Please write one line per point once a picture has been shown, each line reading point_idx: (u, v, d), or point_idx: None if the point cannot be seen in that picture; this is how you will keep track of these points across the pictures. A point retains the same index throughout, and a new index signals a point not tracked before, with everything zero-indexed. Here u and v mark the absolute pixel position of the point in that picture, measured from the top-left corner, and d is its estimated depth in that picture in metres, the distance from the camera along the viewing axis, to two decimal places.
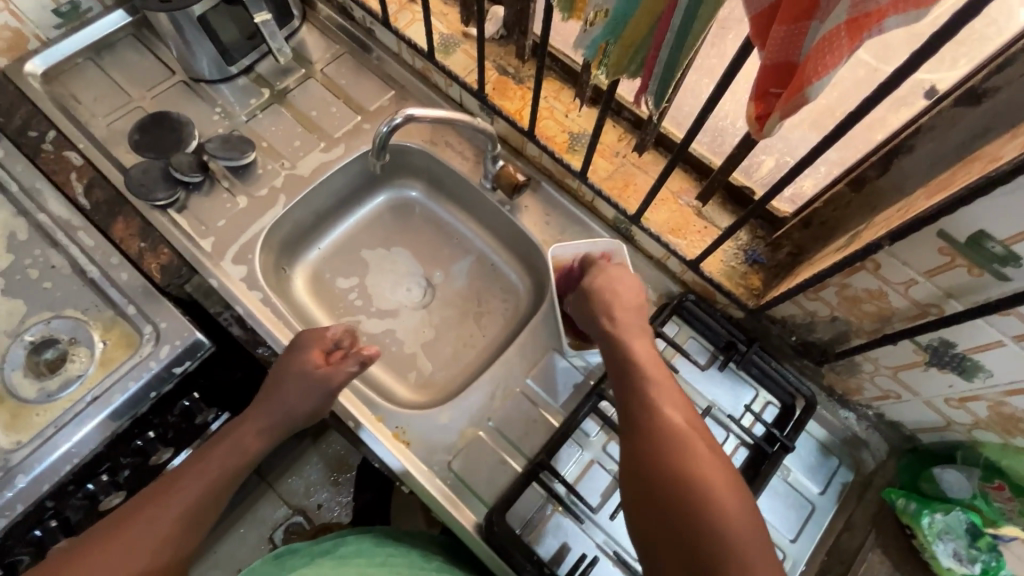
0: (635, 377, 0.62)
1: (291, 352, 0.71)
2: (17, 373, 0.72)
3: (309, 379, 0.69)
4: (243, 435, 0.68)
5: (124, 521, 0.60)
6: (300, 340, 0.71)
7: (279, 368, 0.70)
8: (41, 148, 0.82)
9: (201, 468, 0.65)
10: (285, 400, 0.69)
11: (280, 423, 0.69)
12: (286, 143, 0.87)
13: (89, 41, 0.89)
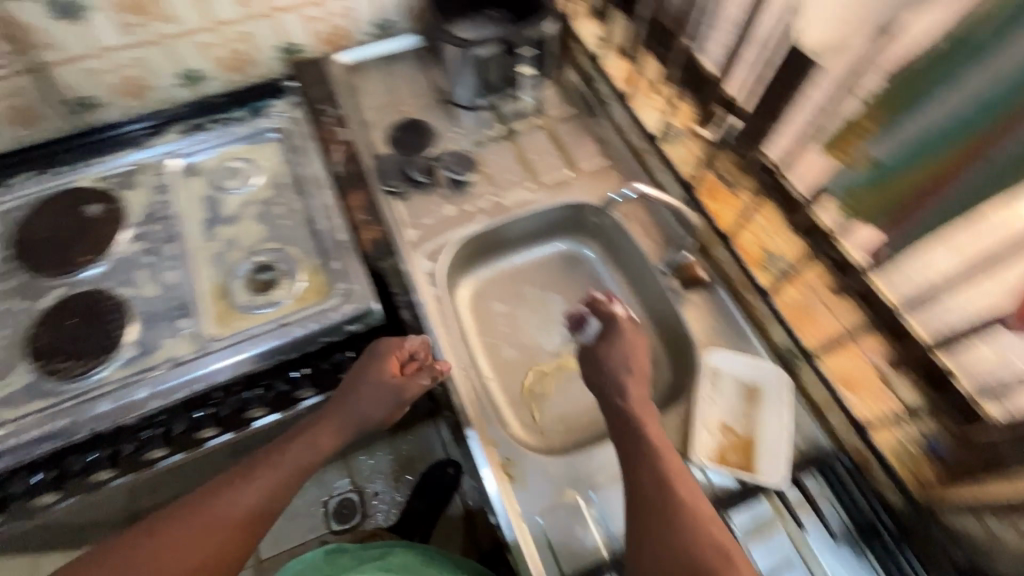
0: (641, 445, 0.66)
1: (369, 359, 0.78)
2: (237, 282, 0.86)
3: (384, 389, 0.76)
4: (319, 432, 0.75)
5: (211, 495, 0.68)
6: (379, 348, 0.78)
7: (356, 374, 0.78)
8: (323, 120, 1.00)
9: (278, 458, 0.72)
10: (357, 406, 0.76)
11: (352, 425, 0.76)
12: (502, 174, 0.97)
13: (385, 51, 1.10)
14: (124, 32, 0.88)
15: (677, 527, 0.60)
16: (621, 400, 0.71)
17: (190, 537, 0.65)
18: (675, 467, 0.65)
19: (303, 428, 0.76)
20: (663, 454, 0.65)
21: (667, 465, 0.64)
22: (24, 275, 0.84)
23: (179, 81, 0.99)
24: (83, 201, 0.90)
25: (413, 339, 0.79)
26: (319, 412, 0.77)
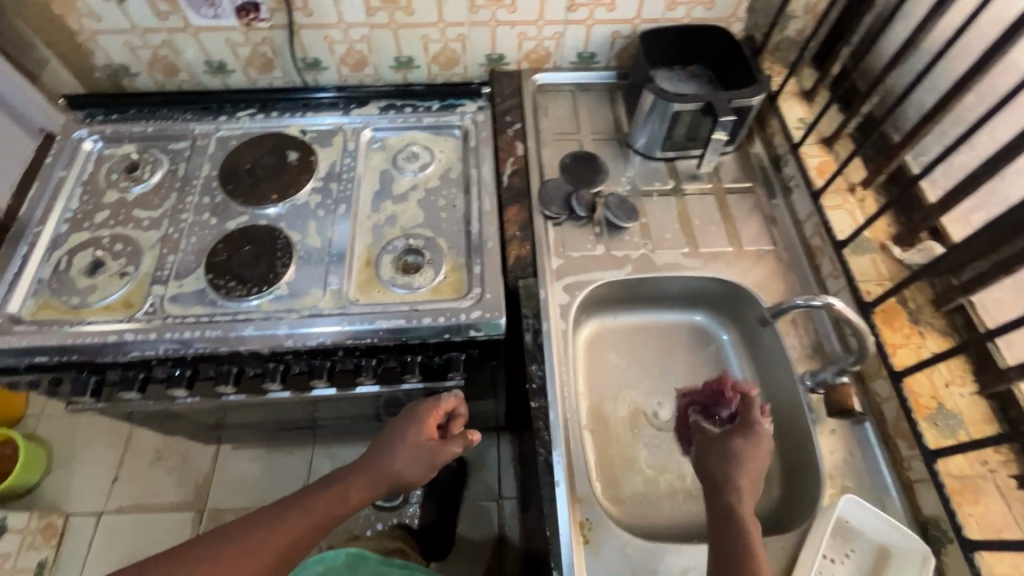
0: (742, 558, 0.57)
1: (409, 422, 0.82)
2: (387, 257, 0.92)
3: (421, 455, 0.80)
4: (350, 486, 0.76)
5: (240, 529, 0.69)
6: (419, 409, 0.83)
7: (394, 433, 0.81)
8: (505, 131, 1.03)
9: (308, 505, 0.73)
10: (391, 463, 0.78)
11: (383, 482, 0.78)
12: (661, 230, 0.94)
13: (578, 80, 1.12)
14: (367, 12, 0.98)
15: None
16: (734, 501, 0.63)
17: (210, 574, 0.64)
18: None
19: (333, 480, 0.77)
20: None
21: None
22: (222, 196, 0.96)
23: (393, 64, 1.08)
24: (285, 146, 1.01)
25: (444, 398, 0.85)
26: (352, 466, 0.79)
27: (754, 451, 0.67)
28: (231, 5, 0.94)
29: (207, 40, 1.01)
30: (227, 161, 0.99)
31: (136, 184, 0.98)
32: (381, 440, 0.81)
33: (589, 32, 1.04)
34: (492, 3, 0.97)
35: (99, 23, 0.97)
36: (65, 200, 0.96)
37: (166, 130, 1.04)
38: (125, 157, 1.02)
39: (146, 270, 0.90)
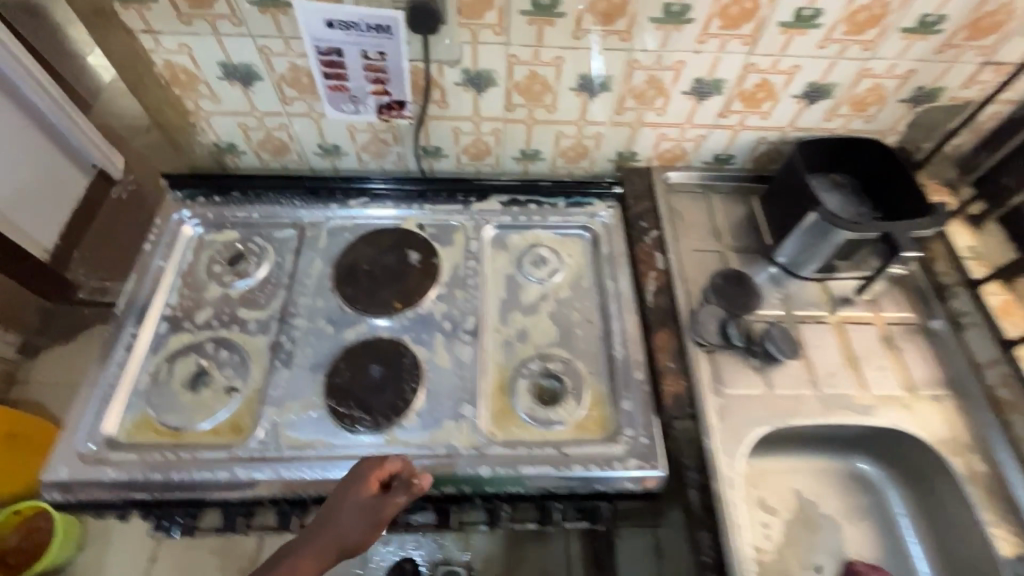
0: None
1: (347, 487, 0.66)
2: (523, 383, 0.82)
3: (360, 521, 0.63)
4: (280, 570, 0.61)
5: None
6: (358, 471, 0.67)
7: (330, 503, 0.65)
8: (642, 239, 0.95)
9: None
10: (326, 535, 0.63)
11: (321, 560, 0.62)
12: (823, 365, 0.85)
13: (710, 180, 1.04)
14: (505, 107, 0.90)
15: None
16: None
17: None
18: None
19: (265, 568, 0.62)
20: None
21: None
22: (338, 301, 0.87)
23: (518, 156, 1.00)
24: (405, 244, 0.92)
25: (390, 459, 0.68)
26: (284, 549, 0.63)
27: None
28: (376, 102, 0.87)
29: (328, 125, 0.93)
30: (342, 259, 0.91)
31: (240, 278, 0.90)
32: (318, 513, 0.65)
33: (733, 136, 0.97)
34: (641, 105, 0.90)
35: (217, 104, 0.89)
36: (164, 295, 0.88)
37: (272, 217, 0.97)
38: (228, 245, 0.94)
39: (255, 385, 0.80)
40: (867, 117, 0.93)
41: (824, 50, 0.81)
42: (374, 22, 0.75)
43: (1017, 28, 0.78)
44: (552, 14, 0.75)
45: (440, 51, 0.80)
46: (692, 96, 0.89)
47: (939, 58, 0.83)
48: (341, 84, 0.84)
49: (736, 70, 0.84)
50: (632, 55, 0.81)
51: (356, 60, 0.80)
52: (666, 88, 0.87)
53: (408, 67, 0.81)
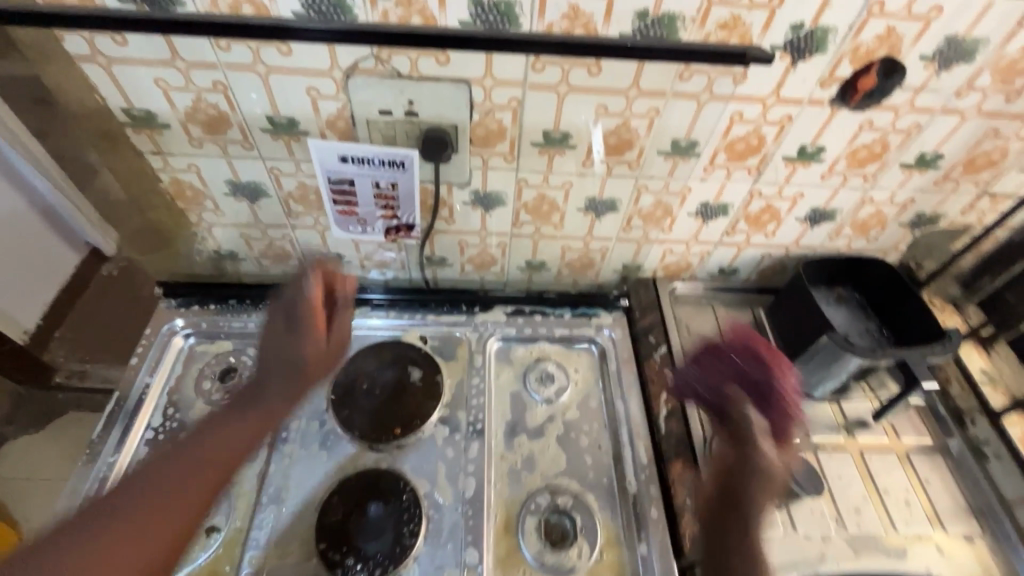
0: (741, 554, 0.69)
1: (283, 316, 0.76)
2: (531, 521, 0.76)
3: (314, 353, 0.75)
4: (254, 413, 0.70)
5: (100, 521, 0.58)
6: (287, 295, 0.77)
7: (271, 333, 0.76)
8: (651, 355, 0.92)
9: (218, 436, 0.67)
10: (281, 371, 0.73)
11: (297, 381, 0.74)
12: (847, 501, 0.81)
13: (715, 291, 1.04)
14: (513, 224, 0.90)
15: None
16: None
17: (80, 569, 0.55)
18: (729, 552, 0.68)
19: (244, 399, 0.71)
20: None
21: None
22: (335, 424, 0.82)
23: (523, 267, 0.99)
24: (407, 360, 0.89)
25: (304, 280, 0.78)
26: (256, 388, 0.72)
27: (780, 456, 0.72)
28: (384, 225, 0.87)
29: (333, 237, 0.92)
30: (340, 375, 0.87)
31: (230, 396, 0.85)
32: (262, 346, 0.76)
33: (738, 252, 0.97)
34: (648, 224, 0.90)
35: (220, 217, 0.88)
36: (147, 417, 0.83)
37: None
38: (220, 358, 0.90)
39: (237, 524, 0.74)
40: (869, 238, 0.94)
41: (827, 180, 0.82)
42: (387, 157, 0.75)
43: (1011, 166, 0.81)
44: (563, 146, 0.76)
45: (451, 175, 0.80)
46: (698, 217, 0.89)
47: (938, 189, 0.85)
48: (350, 209, 0.84)
49: (741, 195, 0.85)
50: (640, 181, 0.82)
51: (367, 188, 0.80)
52: (673, 209, 0.88)
53: (418, 191, 0.81)
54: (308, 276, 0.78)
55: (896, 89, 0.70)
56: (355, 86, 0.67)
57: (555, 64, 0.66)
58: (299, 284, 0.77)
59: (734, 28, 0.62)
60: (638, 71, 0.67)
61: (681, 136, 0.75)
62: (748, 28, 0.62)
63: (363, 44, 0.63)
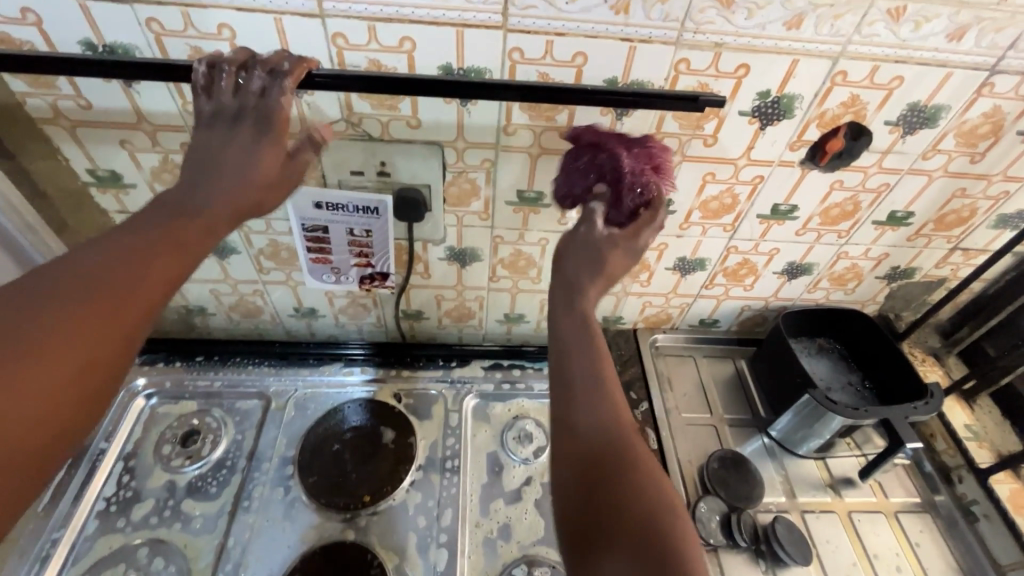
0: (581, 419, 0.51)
1: (251, 121, 0.55)
2: None
3: (271, 175, 0.56)
4: (234, 174, 0.54)
5: (50, 290, 0.42)
6: (257, 107, 0.55)
7: (209, 130, 0.55)
8: (632, 412, 0.90)
9: (237, 162, 0.54)
10: (222, 186, 0.53)
11: (233, 190, 0.54)
12: (836, 569, 0.78)
13: (697, 341, 1.03)
14: (489, 278, 0.89)
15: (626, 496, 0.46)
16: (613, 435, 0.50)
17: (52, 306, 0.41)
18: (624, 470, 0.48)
19: (243, 105, 0.55)
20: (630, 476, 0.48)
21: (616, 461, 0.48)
22: (301, 491, 0.78)
23: (502, 320, 0.97)
24: (381, 421, 0.86)
25: (286, 91, 0.54)
26: (211, 154, 0.54)
27: (620, 253, 0.61)
28: (358, 273, 0.84)
29: (306, 292, 0.90)
30: (309, 437, 0.83)
31: (192, 461, 0.81)
32: (185, 165, 0.55)
33: (718, 304, 0.97)
34: (626, 278, 0.90)
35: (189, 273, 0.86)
36: (99, 485, 0.78)
37: (237, 385, 0.90)
38: (182, 420, 0.86)
39: None
40: (846, 290, 0.94)
41: (801, 236, 0.83)
42: (362, 204, 0.73)
43: (980, 223, 0.82)
44: (537, 205, 0.76)
45: (425, 233, 0.79)
46: (676, 271, 0.89)
47: (911, 244, 0.85)
48: (324, 256, 0.81)
49: (718, 250, 0.85)
50: None
51: (342, 236, 0.78)
52: (650, 264, 0.87)
53: (392, 246, 0.80)
54: (287, 62, 0.55)
55: (863, 152, 0.70)
56: (326, 147, 0.67)
57: (527, 128, 0.66)
58: (264, 92, 0.55)
59: None
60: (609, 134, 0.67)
61: None
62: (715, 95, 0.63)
63: (352, 89, 0.57)
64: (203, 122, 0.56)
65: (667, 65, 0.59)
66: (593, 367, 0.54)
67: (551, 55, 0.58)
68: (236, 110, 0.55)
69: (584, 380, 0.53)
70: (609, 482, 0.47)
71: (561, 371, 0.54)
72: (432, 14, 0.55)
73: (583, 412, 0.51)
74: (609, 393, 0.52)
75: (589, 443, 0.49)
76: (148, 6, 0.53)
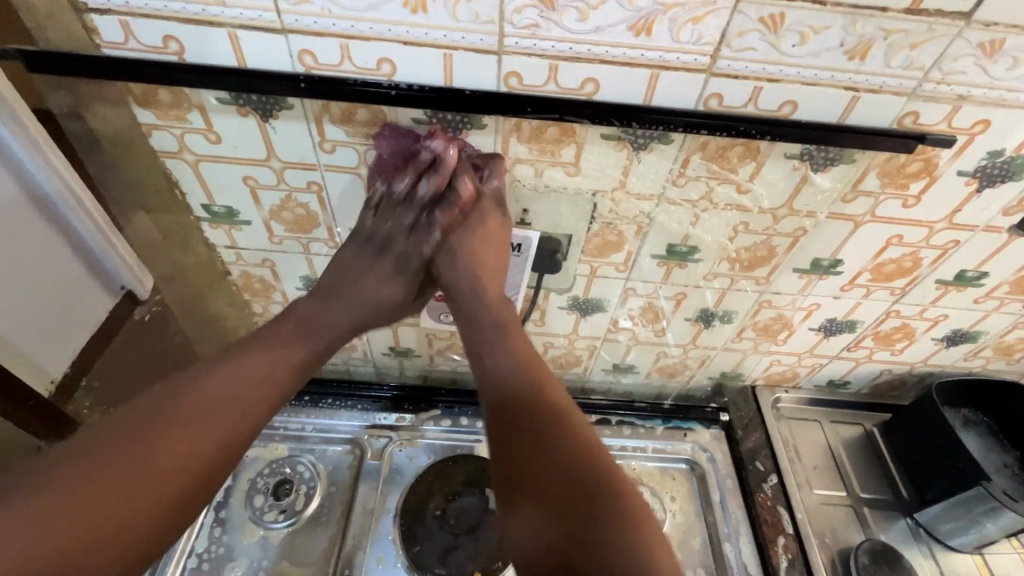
0: (499, 349, 0.58)
1: (392, 259, 0.63)
2: None
3: (390, 303, 0.65)
4: (353, 298, 0.63)
5: (189, 406, 0.52)
6: (402, 247, 0.63)
7: (354, 247, 0.63)
8: (761, 487, 0.81)
9: (356, 285, 0.63)
10: (340, 315, 0.62)
11: (360, 317, 0.64)
12: None
13: (824, 403, 0.92)
14: (608, 330, 0.79)
15: (562, 448, 0.51)
16: (534, 397, 0.54)
17: (189, 413, 0.51)
18: (552, 418, 0.53)
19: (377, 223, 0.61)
20: (561, 425, 0.52)
21: (542, 399, 0.54)
22: (404, 562, 0.72)
23: (610, 371, 0.87)
24: (485, 482, 0.79)
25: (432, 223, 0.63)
26: (340, 272, 0.63)
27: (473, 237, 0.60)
28: None
29: (406, 333, 0.82)
30: (409, 498, 0.77)
31: (285, 516, 0.75)
32: (326, 276, 0.64)
33: (856, 366, 0.86)
34: (761, 337, 0.80)
35: None
36: (190, 539, 0.72)
37: (328, 430, 0.83)
38: (274, 467, 0.79)
39: None
40: (1009, 359, 0.83)
41: (979, 304, 0.72)
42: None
43: None
44: (686, 259, 0.67)
45: (553, 283, 0.70)
46: (820, 332, 0.79)
47: None
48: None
49: (875, 314, 0.75)
50: (765, 295, 0.72)
51: None
52: (793, 324, 0.77)
53: (521, 294, 0.70)
54: (427, 177, 0.57)
55: None
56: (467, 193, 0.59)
57: (701, 179, 0.57)
58: (412, 229, 0.62)
59: (920, 153, 0.54)
60: (795, 189, 0.58)
61: (825, 255, 0.65)
62: (936, 153, 0.54)
63: (552, 116, 0.50)
64: (357, 239, 0.63)
65: (892, 118, 0.50)
66: (560, 408, 0.54)
67: (755, 103, 0.49)
68: (385, 237, 0.62)
69: (549, 420, 0.53)
70: (549, 441, 0.51)
71: (523, 398, 0.54)
72: (628, 54, 0.46)
73: (560, 436, 0.52)
74: (515, 344, 0.59)
75: (573, 480, 0.49)
76: (303, 37, 0.47)
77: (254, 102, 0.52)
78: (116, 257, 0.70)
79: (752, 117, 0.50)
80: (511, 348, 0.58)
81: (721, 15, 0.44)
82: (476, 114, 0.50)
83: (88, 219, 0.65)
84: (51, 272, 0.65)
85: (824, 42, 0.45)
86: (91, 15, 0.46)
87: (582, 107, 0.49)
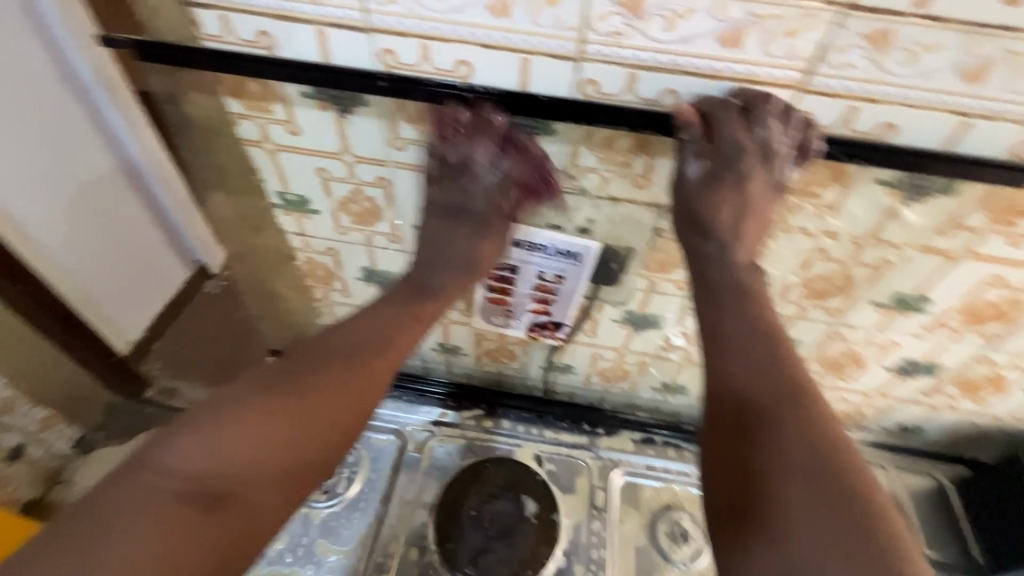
0: (745, 320, 0.49)
1: (468, 220, 0.59)
2: None
3: (490, 257, 0.61)
4: (438, 255, 0.61)
5: (317, 366, 0.54)
6: (475, 210, 0.59)
7: (431, 210, 0.59)
8: None
9: (444, 238, 0.60)
10: (445, 275, 0.61)
11: (459, 275, 0.61)
12: None
13: (892, 448, 0.86)
14: (661, 348, 0.77)
15: (810, 446, 0.43)
16: (781, 381, 0.46)
17: (319, 373, 0.53)
18: (801, 412, 0.45)
19: (433, 183, 0.58)
20: (813, 428, 0.44)
21: (794, 393, 0.46)
22: (436, 557, 0.74)
23: (657, 390, 0.84)
24: (522, 488, 0.79)
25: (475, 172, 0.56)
26: (429, 227, 0.60)
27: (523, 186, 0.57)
28: (531, 319, 0.73)
29: (456, 331, 0.81)
30: (446, 494, 0.78)
31: (326, 497, 0.78)
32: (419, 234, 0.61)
33: (931, 412, 0.79)
34: (827, 371, 0.75)
35: (345, 298, 0.80)
36: None
37: (373, 417, 0.85)
38: None
39: None
40: None
41: None
42: (565, 247, 0.62)
43: None
44: None
45: (609, 295, 0.68)
46: (894, 372, 0.73)
47: None
48: (501, 297, 0.71)
49: (961, 358, 0.68)
50: (835, 328, 0.67)
51: (532, 279, 0.67)
52: (864, 360, 0.72)
53: (575, 303, 0.69)
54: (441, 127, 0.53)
55: None
56: (531, 199, 0.59)
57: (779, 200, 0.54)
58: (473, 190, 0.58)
59: None
60: (882, 218, 0.54)
61: (909, 291, 0.60)
62: None
63: (624, 127, 0.48)
64: (432, 211, 0.60)
65: (1003, 148, 0.45)
66: (807, 401, 0.45)
67: (847, 123, 0.46)
68: (457, 205, 0.58)
69: (795, 410, 0.45)
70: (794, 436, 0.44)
71: (774, 387, 0.46)
72: (712, 67, 0.44)
73: (805, 434, 0.44)
74: (774, 331, 0.49)
75: (826, 487, 0.41)
76: (387, 37, 0.48)
77: (335, 98, 0.54)
78: (191, 228, 1.11)
79: (842, 138, 0.47)
80: (757, 320, 0.49)
81: (820, 29, 0.41)
82: (548, 120, 0.49)
83: (174, 194, 1.04)
84: (140, 237, 1.03)
85: (933, 63, 0.41)
86: (196, 10, 0.49)
87: (658, 119, 0.47)
